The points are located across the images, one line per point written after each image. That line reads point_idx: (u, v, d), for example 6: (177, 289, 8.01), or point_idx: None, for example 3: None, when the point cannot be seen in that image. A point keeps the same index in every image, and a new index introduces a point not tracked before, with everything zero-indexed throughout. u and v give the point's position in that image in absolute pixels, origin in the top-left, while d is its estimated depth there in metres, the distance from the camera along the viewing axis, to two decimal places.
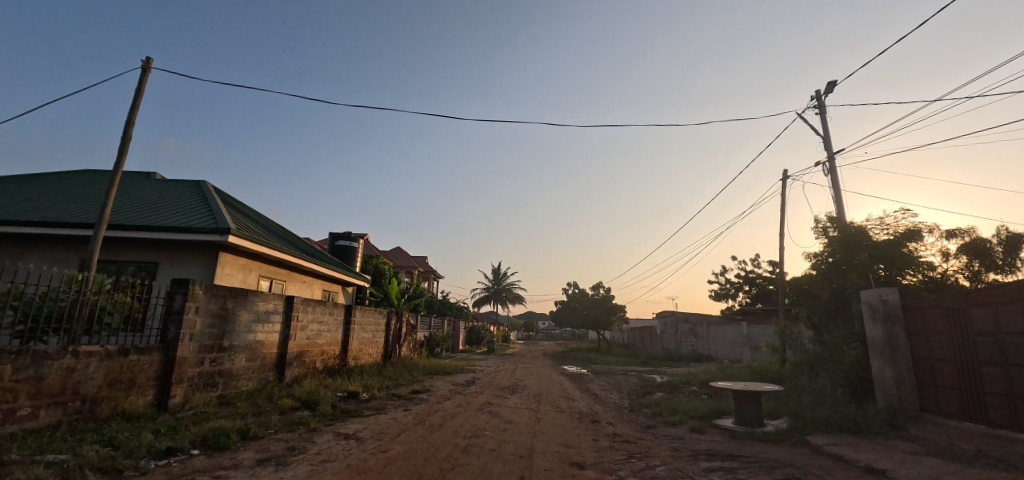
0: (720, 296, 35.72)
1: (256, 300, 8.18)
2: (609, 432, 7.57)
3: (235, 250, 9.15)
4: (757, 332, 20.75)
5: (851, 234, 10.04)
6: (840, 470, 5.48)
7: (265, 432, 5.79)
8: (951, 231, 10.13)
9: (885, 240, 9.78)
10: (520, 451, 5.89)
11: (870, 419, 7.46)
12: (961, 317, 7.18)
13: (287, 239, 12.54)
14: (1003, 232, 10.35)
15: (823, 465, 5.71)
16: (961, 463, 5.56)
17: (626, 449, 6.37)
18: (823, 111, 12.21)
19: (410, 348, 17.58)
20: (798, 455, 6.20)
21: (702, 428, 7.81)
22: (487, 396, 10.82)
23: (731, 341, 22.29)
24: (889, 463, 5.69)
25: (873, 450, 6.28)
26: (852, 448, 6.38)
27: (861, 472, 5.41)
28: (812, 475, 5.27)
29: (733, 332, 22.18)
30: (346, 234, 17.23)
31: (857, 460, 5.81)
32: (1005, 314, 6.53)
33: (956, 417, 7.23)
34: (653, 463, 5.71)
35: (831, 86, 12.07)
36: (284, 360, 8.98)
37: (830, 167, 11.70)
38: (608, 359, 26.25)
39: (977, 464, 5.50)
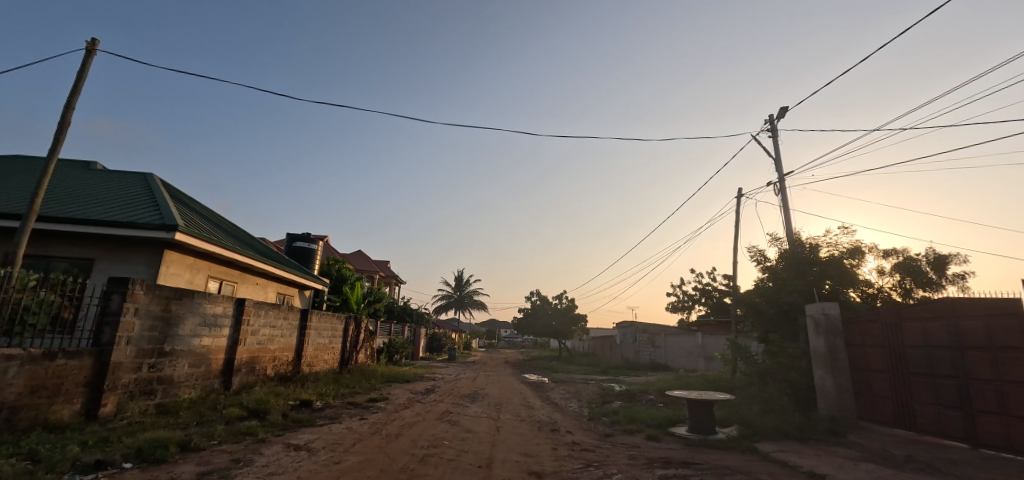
0: (677, 308, 36.81)
1: (204, 303, 7.74)
2: (568, 441, 7.59)
3: (183, 248, 8.65)
4: (712, 342, 21.47)
5: (798, 250, 10.58)
6: (786, 475, 5.70)
7: (208, 443, 5.45)
8: (887, 250, 10.86)
9: (828, 258, 10.30)
10: (479, 461, 5.79)
11: (814, 426, 7.84)
12: (895, 331, 7.65)
13: (241, 239, 11.99)
14: (932, 253, 11.19)
15: (770, 470, 5.92)
16: (894, 467, 5.90)
17: (585, 458, 6.39)
18: (776, 135, 12.84)
19: (368, 355, 17.16)
20: (747, 461, 6.42)
21: (658, 436, 7.97)
22: (446, 404, 10.66)
23: (687, 351, 22.98)
24: (830, 468, 5.97)
25: (815, 455, 6.58)
26: (795, 454, 6.67)
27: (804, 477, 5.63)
28: None
29: (689, 342, 22.91)
30: (305, 235, 16.64)
31: (800, 466, 6.07)
32: (932, 329, 7.03)
33: (890, 424, 7.69)
34: (611, 471, 5.75)
35: (783, 112, 12.71)
36: (231, 366, 8.51)
37: (782, 188, 12.29)
38: (569, 368, 26.41)
39: (907, 468, 5.86)
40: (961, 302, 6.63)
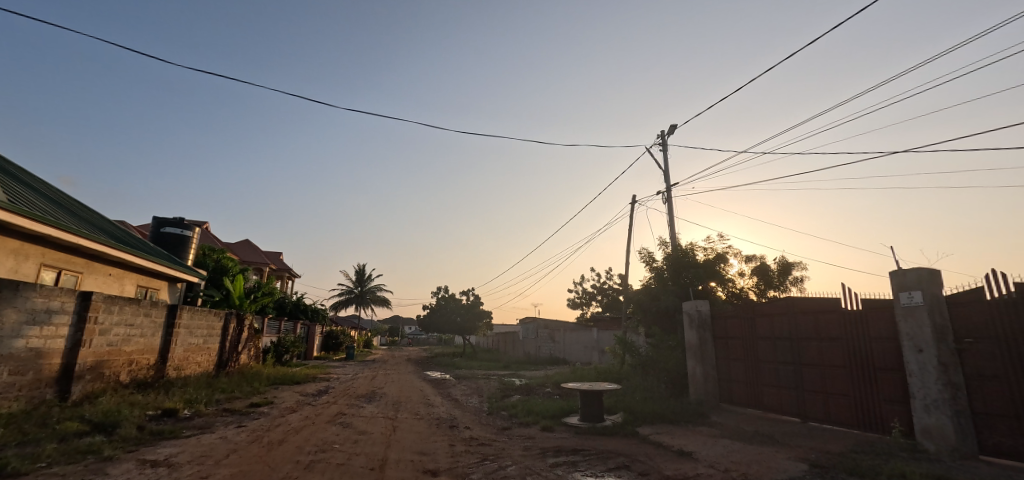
0: (576, 305, 38.83)
1: (33, 297, 6.49)
2: (465, 436, 7.63)
3: (5, 230, 7.16)
4: (605, 337, 23.03)
5: (679, 253, 11.72)
6: (660, 455, 6.30)
7: (34, 466, 4.58)
8: (749, 255, 12.47)
9: (703, 260, 11.56)
10: (370, 464, 5.59)
11: (685, 410, 8.76)
12: (750, 324, 8.79)
13: (90, 221, 10.26)
14: (781, 259, 13.10)
15: (647, 452, 6.50)
16: (745, 441, 6.81)
17: (480, 453, 6.48)
18: (666, 149, 14.07)
19: (252, 356, 15.69)
20: (628, 445, 6.97)
21: (552, 427, 8.33)
22: (340, 406, 10.14)
23: (583, 345, 24.34)
24: (695, 445, 6.72)
25: (685, 435, 7.35)
26: (669, 435, 7.39)
27: (675, 456, 6.27)
28: (639, 463, 5.95)
29: (585, 337, 24.30)
30: (176, 220, 14.72)
31: (672, 445, 6.74)
32: (777, 323, 8.20)
33: (744, 405, 8.84)
34: (504, 463, 5.89)
35: (672, 128, 13.95)
36: (71, 372, 7.24)
37: (668, 197, 13.51)
38: (471, 364, 26.55)
39: (755, 441, 6.80)
40: (798, 299, 7.81)
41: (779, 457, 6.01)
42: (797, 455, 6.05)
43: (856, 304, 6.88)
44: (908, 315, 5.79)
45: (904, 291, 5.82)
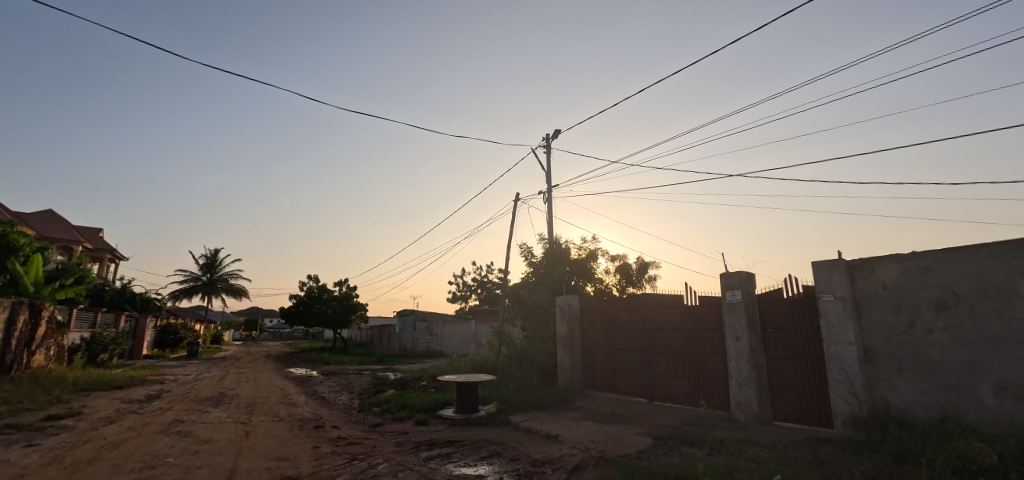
0: (455, 298, 38.94)
1: None
2: (331, 437, 7.18)
3: None
4: (483, 330, 23.46)
5: (556, 250, 12.43)
6: (530, 441, 6.65)
7: None
8: (615, 255, 13.74)
9: (576, 258, 12.42)
10: (216, 477, 4.95)
11: (553, 396, 9.36)
12: (612, 317, 9.67)
13: None
14: (640, 259, 14.68)
15: (518, 438, 6.80)
16: (604, 422, 7.51)
17: (348, 453, 6.15)
18: (550, 151, 14.76)
19: (52, 357, 12.80)
20: (500, 433, 7.22)
21: (425, 420, 8.26)
22: (177, 412, 8.79)
23: (461, 338, 24.55)
24: (561, 428, 7.22)
25: (552, 420, 7.86)
26: (539, 421, 7.83)
27: (543, 440, 6.67)
28: (510, 450, 6.20)
29: (463, 330, 24.53)
30: None
31: (541, 430, 7.15)
32: (633, 316, 9.14)
33: (604, 390, 9.73)
34: (375, 462, 5.68)
35: (557, 132, 14.68)
36: None
37: (549, 198, 14.21)
38: (342, 359, 25.06)
39: (612, 421, 7.54)
40: (652, 294, 8.80)
41: (630, 434, 6.74)
42: (645, 431, 6.85)
43: (694, 300, 7.95)
44: (730, 310, 6.86)
45: (729, 289, 6.86)
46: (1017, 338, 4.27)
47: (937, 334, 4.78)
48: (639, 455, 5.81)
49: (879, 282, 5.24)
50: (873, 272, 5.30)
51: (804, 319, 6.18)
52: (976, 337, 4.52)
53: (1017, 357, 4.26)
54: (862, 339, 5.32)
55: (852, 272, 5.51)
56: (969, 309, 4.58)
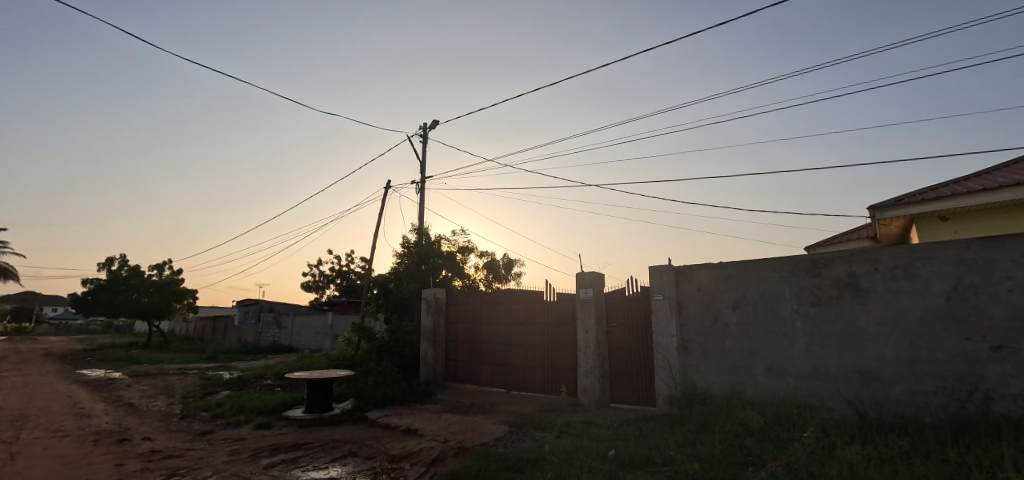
0: (310, 288, 36.07)
1: None
2: (144, 451, 6.20)
3: None
4: (340, 323, 22.26)
5: (425, 242, 12.39)
6: (387, 437, 6.62)
7: None
8: (483, 251, 14.21)
9: (445, 252, 12.55)
10: None
11: (414, 390, 9.39)
12: (477, 310, 10.01)
13: None
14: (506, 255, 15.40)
15: (374, 436, 6.70)
16: (462, 413, 7.80)
17: (168, 468, 5.40)
18: (425, 141, 14.58)
19: None
20: (356, 431, 7.03)
21: (268, 423, 7.61)
22: None
23: (314, 331, 22.93)
24: (420, 422, 7.31)
25: (411, 415, 7.89)
26: (397, 416, 7.80)
27: (400, 435, 6.69)
28: (365, 449, 6.08)
29: (317, 322, 22.96)
30: None
31: (399, 425, 7.15)
32: (497, 310, 9.59)
33: (465, 382, 10.06)
34: (203, 475, 5.09)
35: (433, 123, 14.57)
36: None
37: (421, 189, 14.07)
38: (162, 356, 21.46)
39: (471, 411, 7.87)
40: (514, 290, 9.35)
41: (487, 423, 7.13)
42: (501, 419, 7.31)
43: (552, 296, 8.67)
44: (582, 306, 7.65)
45: (583, 287, 7.65)
46: (781, 330, 5.63)
47: (731, 328, 6.02)
48: (494, 442, 6.20)
49: (696, 285, 6.39)
50: (692, 276, 6.43)
51: (640, 314, 7.22)
52: (756, 330, 5.82)
53: (780, 345, 5.61)
54: (680, 332, 6.43)
55: (677, 276, 6.61)
56: (753, 308, 5.88)
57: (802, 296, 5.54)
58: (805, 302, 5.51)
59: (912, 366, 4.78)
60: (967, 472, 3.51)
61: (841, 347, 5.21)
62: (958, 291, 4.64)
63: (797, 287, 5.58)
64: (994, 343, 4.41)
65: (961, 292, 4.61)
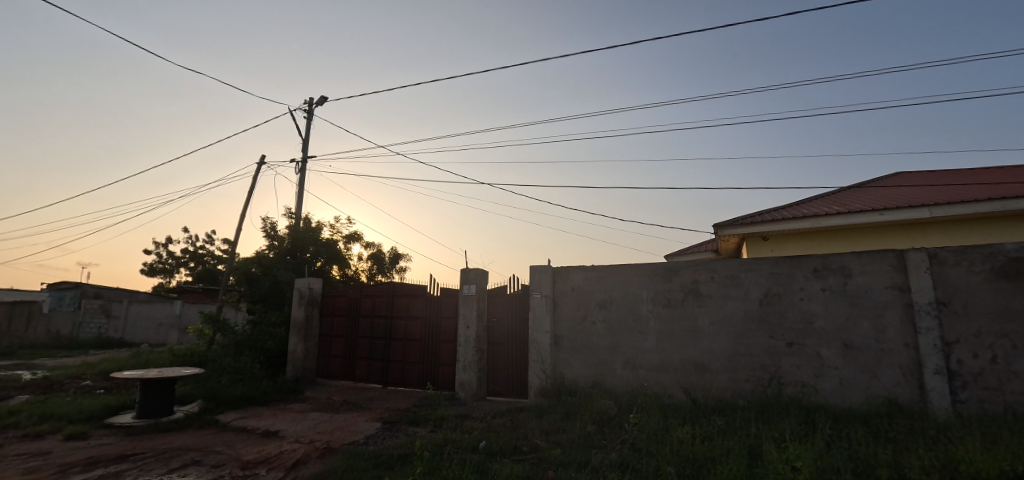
0: (154, 272, 31.12)
1: None
2: None
3: None
4: (192, 314, 20.51)
5: (302, 228, 11.50)
6: (240, 442, 6.05)
7: None
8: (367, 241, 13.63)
9: (325, 240, 11.78)
10: None
11: (278, 389, 8.69)
12: (356, 303, 9.58)
13: None
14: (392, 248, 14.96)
15: (225, 441, 6.08)
16: (332, 411, 7.44)
17: None
18: (310, 118, 13.51)
19: None
20: (203, 437, 6.30)
21: (85, 433, 6.45)
22: None
23: (155, 322, 20.10)
24: (283, 423, 6.81)
25: (272, 416, 7.30)
26: (255, 418, 7.16)
27: (258, 439, 6.17)
28: (212, 456, 5.50)
29: (162, 311, 20.20)
30: None
31: (257, 428, 6.58)
32: (378, 303, 9.29)
33: (338, 378, 9.59)
34: None
35: (321, 100, 13.56)
36: None
37: (302, 169, 13.01)
38: None
39: (342, 409, 7.54)
40: (398, 283, 9.14)
41: (359, 421, 6.90)
42: (373, 416, 7.13)
43: (437, 290, 8.67)
44: (464, 301, 7.77)
45: (467, 283, 7.77)
46: (638, 328, 6.37)
47: (597, 325, 6.64)
48: (364, 440, 6.04)
49: (570, 285, 6.92)
50: (567, 277, 6.95)
51: (520, 311, 7.59)
52: (618, 327, 6.50)
53: (636, 341, 6.35)
54: (554, 328, 6.91)
55: (554, 276, 7.08)
56: (616, 308, 6.56)
57: (656, 298, 6.33)
58: (658, 303, 6.30)
59: (733, 358, 5.77)
60: (759, 442, 4.39)
61: (682, 342, 6.07)
62: (768, 297, 5.71)
63: (653, 290, 6.37)
64: (789, 340, 5.53)
65: (771, 298, 5.69)
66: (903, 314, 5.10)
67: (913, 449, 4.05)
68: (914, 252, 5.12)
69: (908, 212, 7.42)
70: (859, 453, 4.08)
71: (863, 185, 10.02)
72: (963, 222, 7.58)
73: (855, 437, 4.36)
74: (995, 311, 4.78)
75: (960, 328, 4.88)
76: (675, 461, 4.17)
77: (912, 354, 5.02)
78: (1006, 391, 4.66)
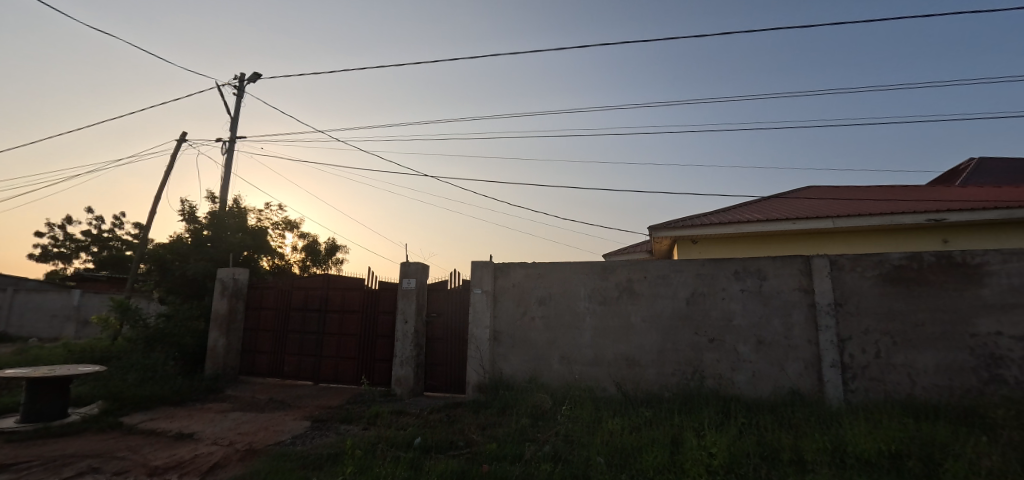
0: (46, 258, 27.61)
1: None
2: None
3: None
4: (95, 303, 18.66)
5: (227, 214, 10.73)
6: (148, 446, 5.56)
7: None
8: (301, 231, 12.97)
9: (254, 227, 11.07)
10: None
11: (194, 387, 8.07)
12: (286, 296, 9.09)
13: None
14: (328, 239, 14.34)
15: (131, 445, 5.57)
16: (256, 410, 7.03)
17: None
18: (240, 95, 12.60)
19: None
20: (103, 441, 5.72)
21: None
22: None
23: (49, 313, 17.98)
24: (199, 425, 6.34)
25: (187, 416, 6.77)
26: (167, 419, 6.61)
27: (169, 442, 5.70)
28: (115, 462, 5.01)
29: (57, 302, 18.18)
30: None
31: (169, 430, 6.08)
32: (311, 296, 8.88)
33: (263, 375, 9.07)
34: None
35: (253, 76, 12.68)
36: None
37: (228, 150, 12.11)
38: None
39: (267, 408, 7.14)
40: (333, 275, 8.78)
41: (285, 420, 6.57)
42: (302, 415, 6.82)
43: (374, 283, 8.43)
44: (403, 295, 7.60)
45: (406, 277, 7.62)
46: (574, 324, 6.58)
47: (536, 321, 6.78)
48: (291, 440, 5.77)
49: (510, 281, 7.01)
50: (508, 273, 7.03)
51: (460, 307, 7.58)
52: (556, 323, 6.68)
53: (573, 337, 6.55)
54: (494, 323, 6.96)
55: (495, 272, 7.13)
56: (555, 305, 6.73)
57: (593, 296, 6.56)
58: (594, 300, 6.54)
59: (661, 353, 6.12)
60: (681, 431, 4.70)
61: (615, 338, 6.35)
62: (694, 296, 6.11)
63: (590, 288, 6.60)
64: (711, 336, 5.96)
65: (696, 297, 6.10)
66: (808, 313, 5.66)
67: (811, 434, 4.53)
68: (818, 258, 5.69)
69: (816, 221, 8.23)
70: (766, 438, 4.50)
71: (780, 196, 10.96)
72: (859, 233, 8.52)
73: (763, 425, 4.79)
74: (881, 311, 5.44)
75: (853, 326, 5.50)
76: (605, 452, 4.37)
77: (813, 349, 5.59)
78: (887, 382, 5.32)
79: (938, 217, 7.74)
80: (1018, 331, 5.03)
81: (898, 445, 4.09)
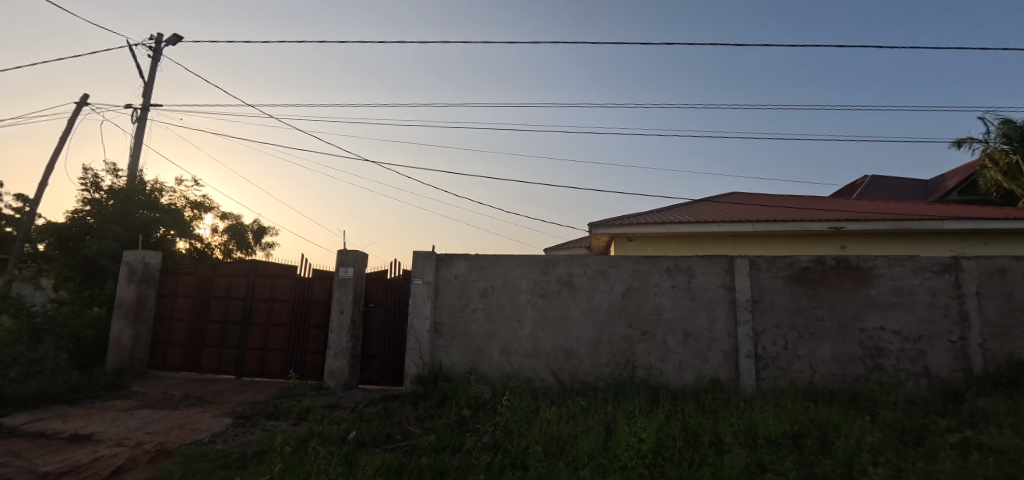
0: None
1: None
2: None
3: None
4: None
5: (136, 190, 9.68)
6: (35, 450, 4.93)
7: None
8: (224, 212, 11.99)
9: (168, 207, 10.08)
10: None
11: (93, 383, 7.25)
12: (206, 283, 8.39)
13: None
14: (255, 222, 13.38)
15: (12, 450, 4.90)
16: (168, 408, 6.45)
17: None
18: (156, 59, 11.36)
19: None
20: None
21: None
22: None
23: None
24: (98, 425, 5.71)
25: (83, 416, 6.07)
26: (57, 420, 5.88)
27: (61, 445, 5.08)
28: None
29: None
30: None
31: (61, 432, 5.42)
32: (235, 284, 8.26)
33: (177, 369, 8.34)
34: None
35: (173, 39, 11.47)
36: None
37: (139, 119, 10.89)
38: None
39: (181, 405, 6.58)
40: (261, 262, 8.22)
41: (202, 417, 6.09)
42: (222, 411, 6.35)
43: (307, 272, 8.00)
44: (340, 285, 7.27)
45: (343, 266, 7.30)
46: (515, 316, 6.68)
47: (477, 313, 6.79)
48: (209, 439, 5.37)
49: (453, 273, 6.95)
50: (451, 264, 6.97)
51: (400, 298, 7.42)
52: (497, 315, 6.74)
53: (513, 328, 6.65)
54: (434, 315, 6.88)
55: (437, 263, 7.04)
56: (497, 297, 6.78)
57: (534, 289, 6.69)
58: (535, 293, 6.67)
59: (596, 345, 6.38)
60: (613, 418, 4.95)
61: (555, 330, 6.53)
62: (629, 291, 6.42)
63: (531, 281, 6.72)
64: (643, 329, 6.30)
65: (631, 292, 6.42)
66: (728, 309, 6.15)
67: (727, 418, 4.96)
68: (740, 259, 6.19)
69: (737, 225, 8.94)
70: (688, 423, 4.86)
71: (708, 200, 11.82)
72: (773, 236, 9.37)
73: (686, 411, 5.17)
74: (790, 307, 6.04)
75: (766, 321, 6.06)
76: (542, 440, 4.50)
77: (732, 341, 6.09)
78: (792, 370, 5.93)
79: (839, 225, 8.71)
80: (897, 326, 5.80)
81: (799, 426, 4.58)
